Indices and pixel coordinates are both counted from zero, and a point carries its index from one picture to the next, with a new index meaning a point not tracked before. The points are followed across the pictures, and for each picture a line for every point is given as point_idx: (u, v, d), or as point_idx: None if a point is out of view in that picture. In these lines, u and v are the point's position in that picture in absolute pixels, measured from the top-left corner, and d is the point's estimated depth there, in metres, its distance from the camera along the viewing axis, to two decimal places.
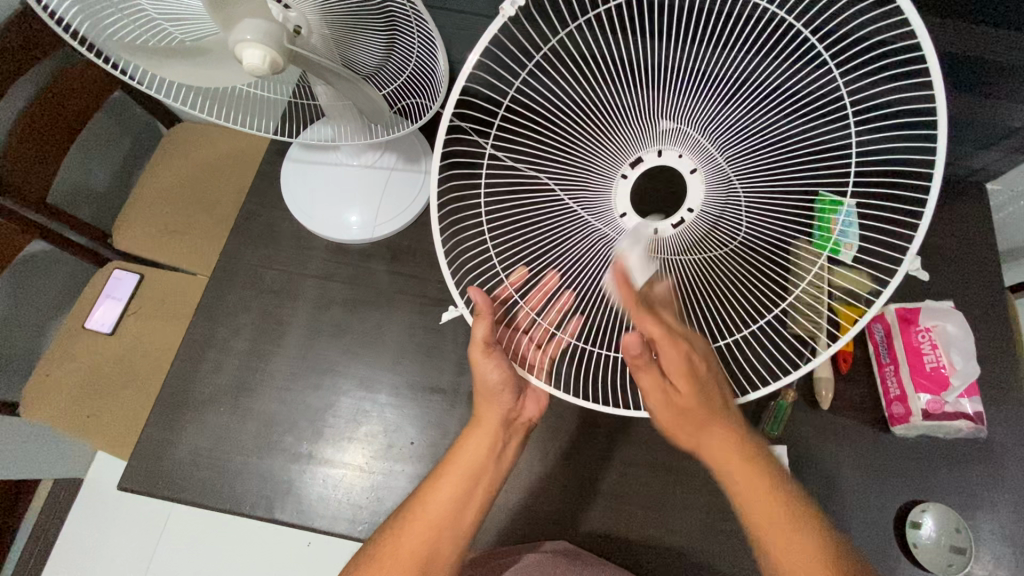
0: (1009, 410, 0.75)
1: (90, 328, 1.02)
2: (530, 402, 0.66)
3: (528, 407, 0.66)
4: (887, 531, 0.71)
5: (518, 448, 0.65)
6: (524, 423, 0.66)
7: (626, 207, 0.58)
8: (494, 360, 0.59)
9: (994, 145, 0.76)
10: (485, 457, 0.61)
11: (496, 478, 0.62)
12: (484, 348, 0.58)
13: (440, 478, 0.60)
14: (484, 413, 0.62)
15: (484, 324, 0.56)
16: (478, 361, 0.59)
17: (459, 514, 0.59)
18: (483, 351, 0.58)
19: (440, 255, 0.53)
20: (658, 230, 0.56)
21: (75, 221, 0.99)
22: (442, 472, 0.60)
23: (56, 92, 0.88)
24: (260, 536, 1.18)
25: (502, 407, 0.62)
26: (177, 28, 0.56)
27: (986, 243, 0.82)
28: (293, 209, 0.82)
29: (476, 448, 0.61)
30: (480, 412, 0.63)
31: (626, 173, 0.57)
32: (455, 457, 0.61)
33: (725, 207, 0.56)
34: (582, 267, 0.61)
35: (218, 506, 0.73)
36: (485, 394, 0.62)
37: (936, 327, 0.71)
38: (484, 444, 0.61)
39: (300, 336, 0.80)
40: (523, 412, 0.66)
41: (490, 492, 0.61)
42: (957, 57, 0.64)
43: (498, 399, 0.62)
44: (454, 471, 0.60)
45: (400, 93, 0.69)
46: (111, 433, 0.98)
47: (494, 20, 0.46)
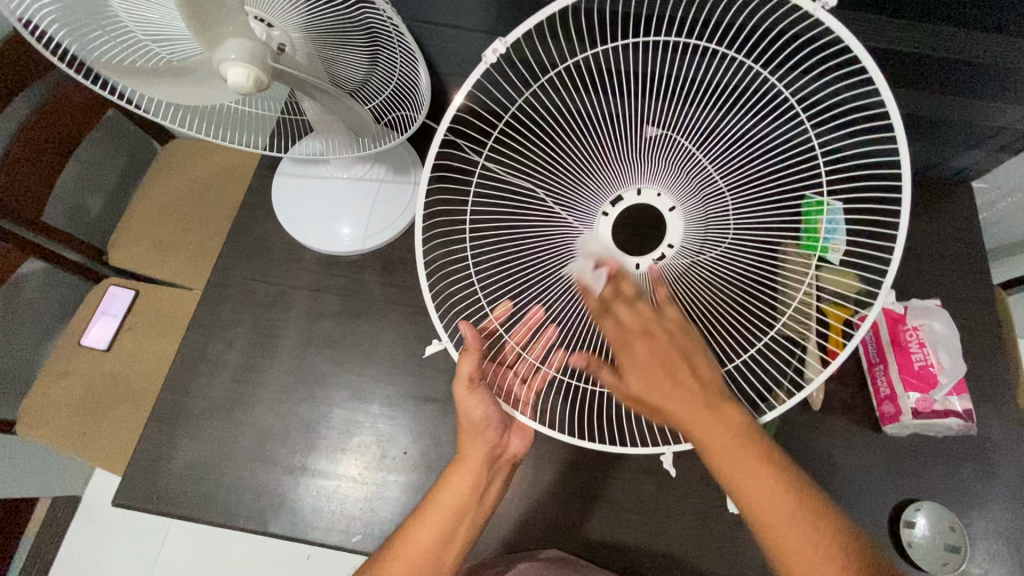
0: (999, 406, 0.75)
1: (86, 345, 1.02)
2: (514, 438, 0.66)
3: (513, 442, 0.66)
4: (882, 532, 0.71)
5: (502, 486, 0.64)
6: (508, 460, 0.65)
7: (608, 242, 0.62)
8: (479, 395, 0.60)
9: (978, 145, 0.77)
10: (470, 490, 0.60)
11: (480, 516, 0.61)
12: (468, 383, 0.59)
13: (424, 517, 0.58)
14: (468, 450, 0.61)
15: (471, 360, 0.57)
16: (463, 397, 0.60)
17: (443, 552, 0.57)
18: (467, 387, 0.59)
19: (427, 294, 0.54)
20: (640, 266, 0.60)
21: (71, 239, 1.00)
22: (426, 509, 0.59)
23: (52, 112, 0.90)
24: (259, 549, 1.18)
25: (488, 441, 0.62)
26: (165, 48, 0.57)
27: (973, 240, 0.82)
28: (283, 221, 0.83)
29: (460, 484, 0.60)
30: (464, 449, 0.62)
31: (607, 211, 0.61)
32: (437, 496, 0.59)
33: (704, 243, 0.59)
34: (564, 302, 0.63)
35: (213, 521, 0.73)
36: (471, 431, 0.62)
37: (923, 326, 0.71)
38: (469, 481, 0.60)
39: (292, 348, 0.81)
40: (507, 449, 0.66)
41: (473, 533, 0.60)
42: (931, 60, 0.65)
43: (484, 432, 0.62)
44: (437, 511, 0.58)
45: (385, 107, 0.70)
46: (105, 449, 0.98)
47: (477, 65, 0.50)
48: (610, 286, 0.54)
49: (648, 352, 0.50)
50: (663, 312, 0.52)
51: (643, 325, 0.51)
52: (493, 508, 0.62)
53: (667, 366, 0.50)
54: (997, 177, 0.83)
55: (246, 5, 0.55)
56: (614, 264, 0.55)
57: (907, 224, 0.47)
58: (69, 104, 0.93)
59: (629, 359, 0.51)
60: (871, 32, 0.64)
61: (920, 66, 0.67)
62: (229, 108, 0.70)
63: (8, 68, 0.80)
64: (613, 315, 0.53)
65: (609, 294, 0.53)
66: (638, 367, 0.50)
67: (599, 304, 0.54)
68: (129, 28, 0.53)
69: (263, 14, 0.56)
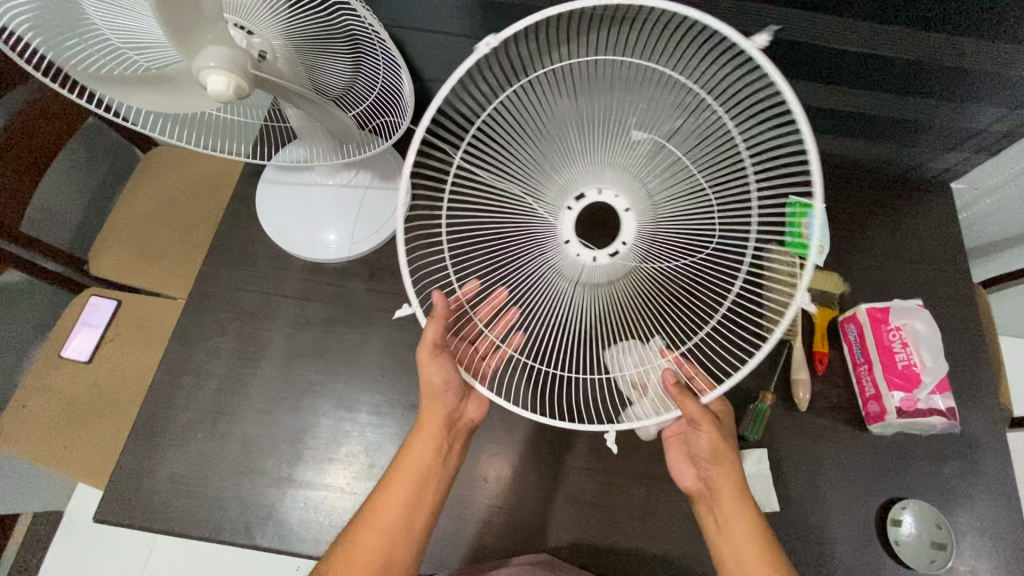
0: (983, 404, 0.76)
1: (66, 357, 1.00)
2: (470, 404, 0.66)
3: (468, 408, 0.66)
4: (871, 531, 0.71)
5: (461, 449, 0.65)
6: (467, 425, 0.66)
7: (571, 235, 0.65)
8: (441, 362, 0.59)
9: (958, 146, 0.79)
10: (432, 454, 0.62)
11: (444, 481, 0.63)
12: (433, 350, 0.58)
13: (388, 483, 0.61)
14: (427, 417, 0.63)
15: (436, 327, 0.56)
16: (425, 362, 0.59)
17: (411, 514, 0.60)
18: (431, 353, 0.58)
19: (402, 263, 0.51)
20: (598, 258, 0.64)
21: (50, 248, 0.98)
22: (392, 474, 0.61)
23: (30, 120, 0.88)
24: (247, 563, 1.16)
25: (447, 404, 0.63)
26: (142, 57, 0.56)
27: (953, 240, 0.84)
28: (267, 228, 0.82)
29: (422, 451, 0.62)
30: (424, 416, 0.63)
31: (571, 206, 0.65)
32: (400, 462, 0.62)
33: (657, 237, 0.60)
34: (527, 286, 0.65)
35: (198, 534, 0.72)
36: (430, 394, 0.62)
37: (906, 326, 0.72)
38: (429, 447, 0.62)
39: (278, 358, 0.80)
40: (465, 413, 0.66)
41: (438, 495, 0.62)
42: (910, 63, 0.66)
43: (443, 399, 0.62)
44: (401, 478, 0.61)
45: (371, 112, 0.69)
46: (87, 464, 0.96)
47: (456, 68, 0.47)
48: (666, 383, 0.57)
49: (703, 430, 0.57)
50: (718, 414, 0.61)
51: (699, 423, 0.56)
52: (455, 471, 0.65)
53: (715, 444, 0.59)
54: (977, 178, 0.84)
55: (225, 13, 0.54)
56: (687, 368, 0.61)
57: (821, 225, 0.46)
58: (47, 112, 0.91)
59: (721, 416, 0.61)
60: (848, 37, 0.64)
61: (899, 69, 0.68)
62: (210, 116, 0.69)
63: None
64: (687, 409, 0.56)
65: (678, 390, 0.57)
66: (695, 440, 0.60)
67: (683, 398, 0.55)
68: (105, 36, 0.53)
69: (242, 21, 0.55)
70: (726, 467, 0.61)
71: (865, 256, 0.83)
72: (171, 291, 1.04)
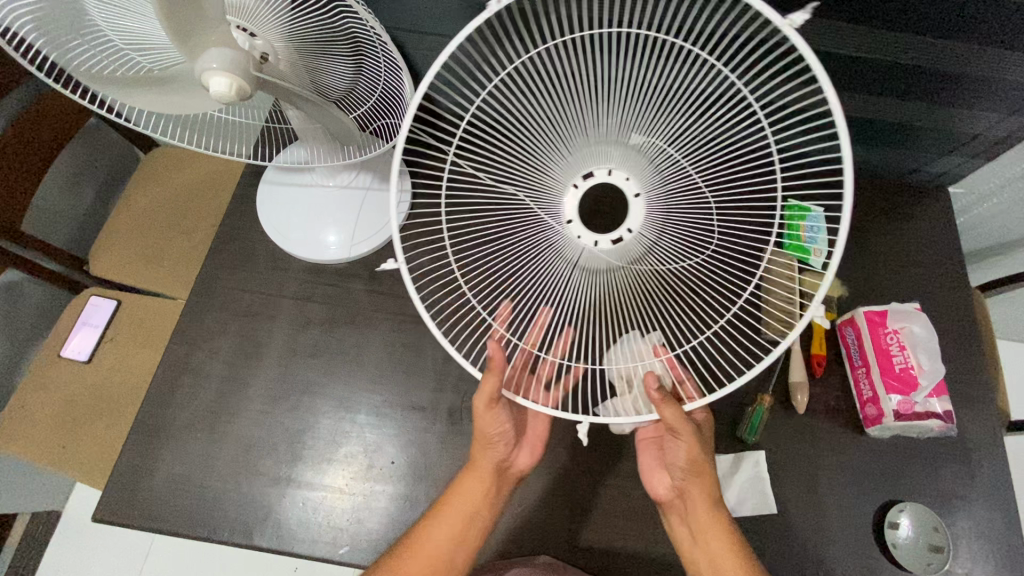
0: (980, 407, 0.76)
1: (66, 356, 1.00)
2: (522, 453, 0.68)
3: (520, 455, 0.68)
4: (868, 533, 0.72)
5: (509, 493, 0.67)
6: (515, 474, 0.68)
7: (574, 215, 0.63)
8: (495, 413, 0.60)
9: (955, 150, 0.79)
10: (482, 496, 0.64)
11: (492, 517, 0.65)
12: (489, 402, 0.59)
13: (437, 516, 0.63)
14: (478, 459, 0.64)
15: (494, 380, 0.56)
16: (481, 413, 0.60)
17: (456, 549, 0.62)
18: (487, 404, 0.59)
19: (401, 264, 0.50)
20: (599, 243, 0.61)
21: (50, 248, 0.99)
22: (440, 509, 0.63)
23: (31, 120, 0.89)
24: (245, 564, 1.16)
25: (499, 451, 0.64)
26: (145, 56, 0.56)
27: (951, 244, 0.84)
28: (268, 229, 0.83)
29: (472, 492, 0.63)
30: (476, 457, 0.65)
31: (577, 183, 0.62)
32: (450, 499, 0.63)
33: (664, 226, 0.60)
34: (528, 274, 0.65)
35: (196, 534, 0.72)
36: (481, 441, 0.63)
37: (904, 329, 0.72)
38: (479, 489, 0.64)
39: (278, 358, 0.80)
40: (515, 463, 0.68)
41: (482, 536, 0.64)
42: (906, 68, 0.67)
43: (495, 449, 0.64)
44: (452, 514, 0.62)
45: (372, 114, 0.69)
46: (86, 463, 0.96)
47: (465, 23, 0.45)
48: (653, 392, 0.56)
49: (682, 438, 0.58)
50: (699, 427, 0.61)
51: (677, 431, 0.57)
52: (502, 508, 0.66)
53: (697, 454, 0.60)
54: (973, 182, 0.85)
55: (227, 14, 0.55)
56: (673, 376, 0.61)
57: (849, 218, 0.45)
58: (49, 112, 0.91)
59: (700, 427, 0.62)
60: (845, 41, 0.65)
61: (896, 73, 0.68)
62: (211, 117, 0.69)
63: None
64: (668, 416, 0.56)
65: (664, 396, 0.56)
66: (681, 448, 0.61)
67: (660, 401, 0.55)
68: (107, 36, 0.53)
69: (245, 23, 0.56)
70: (704, 479, 0.62)
71: (863, 259, 0.84)
72: (170, 292, 1.04)
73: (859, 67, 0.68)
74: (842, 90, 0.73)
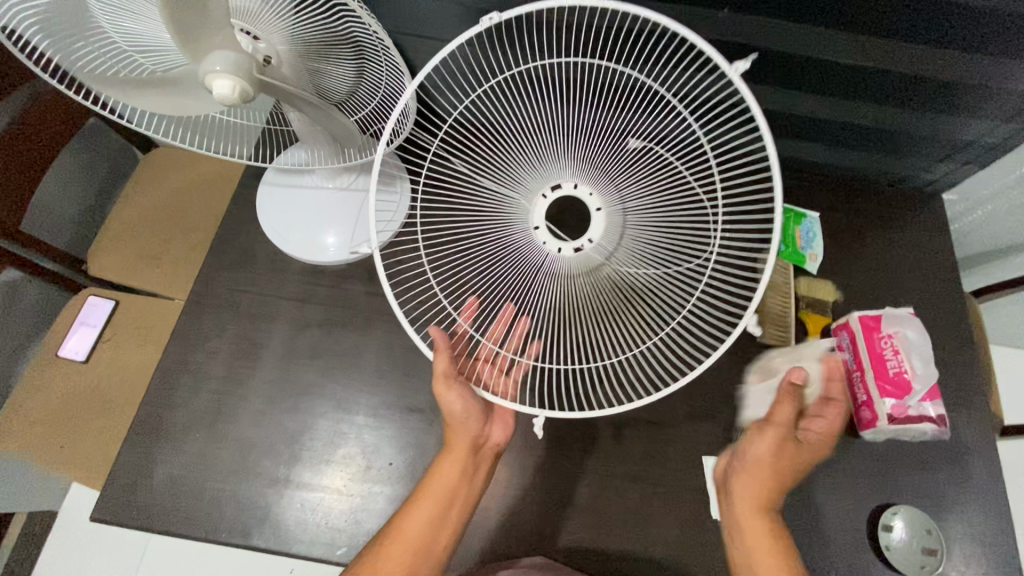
0: (972, 411, 0.77)
1: (63, 357, 1.00)
2: (496, 428, 0.64)
3: (495, 431, 0.64)
4: (862, 536, 0.72)
5: (488, 473, 0.64)
6: (492, 449, 0.64)
7: (539, 222, 0.64)
8: (458, 392, 0.59)
9: (948, 157, 0.80)
10: (460, 474, 0.61)
11: (471, 499, 0.62)
12: (446, 382, 0.59)
13: (417, 499, 0.60)
14: (454, 438, 0.62)
15: (444, 358, 0.58)
16: (441, 393, 0.59)
17: (436, 534, 0.59)
18: (445, 383, 0.58)
19: (386, 284, 0.53)
20: (563, 251, 0.63)
21: (49, 248, 0.99)
22: (421, 493, 0.61)
23: (31, 119, 0.89)
24: (241, 565, 1.16)
25: (472, 428, 0.61)
26: (151, 59, 0.57)
27: (943, 249, 0.85)
28: (267, 230, 0.83)
29: (449, 471, 0.61)
30: (450, 435, 0.62)
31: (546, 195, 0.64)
32: (430, 481, 0.61)
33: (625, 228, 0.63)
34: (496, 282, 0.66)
35: (193, 535, 0.72)
36: (453, 419, 0.61)
37: (898, 333, 0.73)
38: (457, 468, 0.61)
39: (277, 359, 0.80)
40: (491, 437, 0.64)
41: (464, 515, 0.62)
42: (900, 76, 0.68)
43: (466, 423, 0.61)
44: (428, 494, 0.60)
45: (372, 117, 0.70)
46: (82, 464, 0.95)
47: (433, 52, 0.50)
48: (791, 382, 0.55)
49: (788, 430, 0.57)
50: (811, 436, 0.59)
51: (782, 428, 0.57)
52: (483, 490, 0.63)
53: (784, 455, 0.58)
54: (968, 189, 0.85)
55: (230, 17, 0.55)
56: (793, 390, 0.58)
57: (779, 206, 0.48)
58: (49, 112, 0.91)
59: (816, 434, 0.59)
60: (840, 50, 0.66)
61: (890, 82, 0.69)
62: (213, 119, 0.69)
63: None
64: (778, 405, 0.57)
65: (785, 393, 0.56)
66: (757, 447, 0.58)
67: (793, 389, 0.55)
68: (112, 39, 0.54)
69: (248, 26, 0.56)
70: (776, 485, 0.59)
71: (857, 264, 0.85)
72: (169, 292, 1.04)
73: (854, 75, 0.69)
74: (837, 97, 0.74)
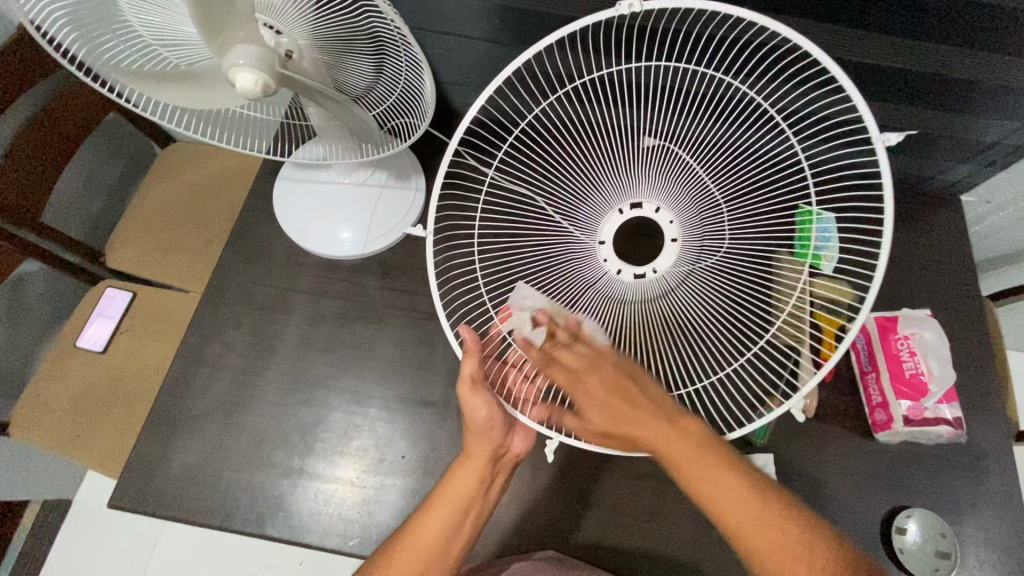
0: (989, 415, 0.76)
1: (81, 346, 1.02)
2: (516, 439, 0.65)
3: (514, 442, 0.65)
4: (875, 538, 0.72)
5: (503, 484, 0.64)
6: (512, 459, 0.65)
7: (607, 236, 0.65)
8: (484, 397, 0.60)
9: (968, 159, 0.80)
10: (475, 486, 0.61)
11: (483, 511, 0.62)
12: (472, 385, 0.59)
13: (431, 505, 0.60)
14: (473, 448, 0.62)
15: (474, 360, 0.57)
16: (466, 398, 0.60)
17: (449, 543, 0.58)
18: (471, 387, 0.59)
19: (433, 286, 0.55)
20: (622, 271, 0.63)
21: (69, 240, 1.00)
22: (434, 500, 0.60)
23: (55, 113, 0.91)
24: (252, 555, 1.17)
25: (493, 442, 0.62)
26: (174, 53, 0.57)
27: (962, 251, 0.84)
28: (284, 224, 0.84)
29: (465, 480, 0.61)
30: (469, 445, 0.63)
31: (622, 210, 0.64)
32: (444, 491, 0.60)
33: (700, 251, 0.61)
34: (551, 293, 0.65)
35: (209, 522, 0.73)
36: (474, 430, 0.62)
37: (914, 334, 0.72)
38: (473, 478, 0.61)
39: (292, 351, 0.81)
40: (511, 448, 0.65)
41: (476, 527, 0.61)
42: (919, 74, 0.67)
43: (489, 434, 0.62)
44: (444, 504, 0.59)
45: (389, 114, 0.70)
46: (99, 450, 0.97)
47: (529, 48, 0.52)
48: (547, 338, 0.57)
49: (596, 393, 0.54)
50: (602, 350, 0.55)
51: (585, 364, 0.55)
52: (495, 503, 0.64)
53: (614, 393, 0.54)
54: (988, 190, 0.84)
55: (256, 12, 0.57)
56: (547, 315, 0.57)
57: (888, 247, 0.49)
58: (72, 106, 0.93)
59: (586, 397, 0.55)
60: (858, 48, 0.66)
61: (909, 81, 0.69)
62: (233, 112, 0.71)
63: (20, 69, 0.81)
64: (559, 362, 0.56)
65: (552, 344, 0.57)
66: (595, 403, 0.54)
67: (541, 356, 0.57)
68: (136, 31, 0.55)
69: (272, 21, 0.58)
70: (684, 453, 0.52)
71: None
72: (186, 285, 1.05)
73: (872, 74, 0.69)
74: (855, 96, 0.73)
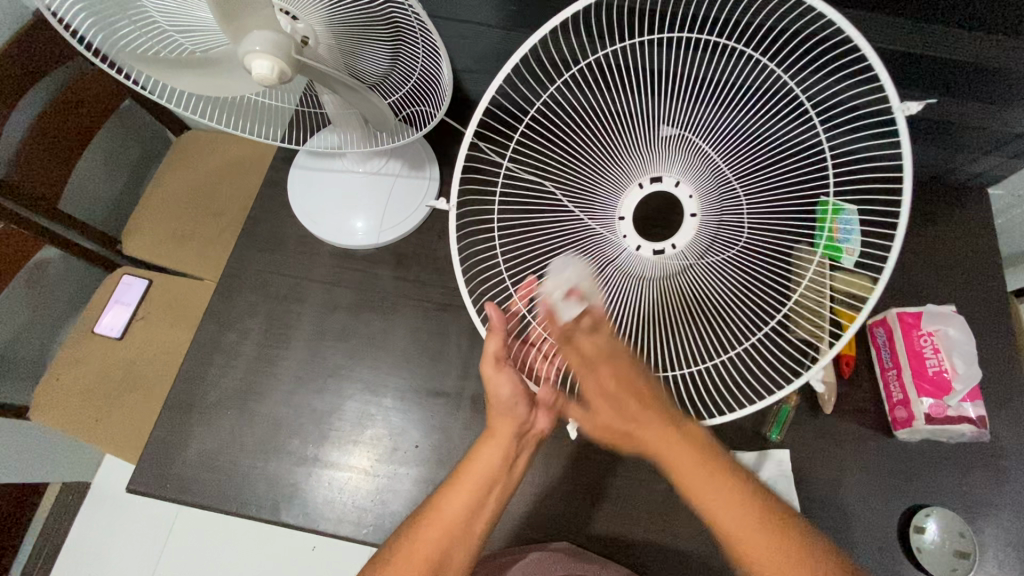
0: (1012, 412, 0.75)
1: (99, 333, 1.03)
2: (542, 415, 0.63)
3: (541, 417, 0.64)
4: (892, 536, 0.71)
5: (529, 457, 0.64)
6: (536, 437, 0.64)
7: (626, 211, 0.63)
8: (506, 376, 0.60)
9: (995, 150, 0.77)
10: (499, 464, 0.60)
11: (506, 489, 0.61)
12: (495, 363, 0.59)
13: (454, 484, 0.59)
14: (498, 423, 0.62)
15: (497, 340, 0.57)
16: (490, 377, 0.60)
17: (472, 520, 0.58)
18: (494, 365, 0.59)
19: (456, 270, 0.56)
20: (642, 249, 0.62)
21: (87, 227, 1.01)
22: (458, 477, 0.60)
23: (68, 103, 0.91)
24: (264, 539, 1.19)
25: (517, 418, 0.61)
26: (189, 39, 0.57)
27: (988, 245, 0.82)
28: (297, 212, 0.84)
29: (489, 458, 0.60)
30: (494, 419, 0.62)
31: (642, 183, 0.63)
32: (466, 467, 0.60)
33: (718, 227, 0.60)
34: None
35: (225, 508, 0.74)
36: (499, 407, 0.61)
37: (938, 331, 0.70)
38: (498, 455, 0.61)
39: (306, 339, 0.82)
40: (535, 425, 0.63)
41: (499, 505, 0.61)
42: (947, 63, 0.65)
43: (512, 411, 0.61)
44: (465, 483, 0.59)
45: (405, 101, 0.69)
46: (119, 435, 0.99)
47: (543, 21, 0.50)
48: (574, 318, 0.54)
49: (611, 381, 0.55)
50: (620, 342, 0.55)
51: (604, 353, 0.55)
52: (520, 480, 0.63)
53: (625, 389, 0.55)
54: (1014, 184, 0.82)
55: None
56: (581, 293, 0.54)
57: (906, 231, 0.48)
58: (85, 94, 0.93)
59: (594, 384, 0.56)
60: (884, 32, 0.63)
61: (937, 69, 0.66)
62: (247, 100, 0.70)
63: (34, 58, 0.81)
64: (576, 345, 0.55)
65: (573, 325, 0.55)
66: (601, 395, 0.56)
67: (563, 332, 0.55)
68: (152, 17, 0.54)
69: (287, 6, 0.57)
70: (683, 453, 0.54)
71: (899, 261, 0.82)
72: (199, 273, 1.06)
73: (900, 61, 0.67)
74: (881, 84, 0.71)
